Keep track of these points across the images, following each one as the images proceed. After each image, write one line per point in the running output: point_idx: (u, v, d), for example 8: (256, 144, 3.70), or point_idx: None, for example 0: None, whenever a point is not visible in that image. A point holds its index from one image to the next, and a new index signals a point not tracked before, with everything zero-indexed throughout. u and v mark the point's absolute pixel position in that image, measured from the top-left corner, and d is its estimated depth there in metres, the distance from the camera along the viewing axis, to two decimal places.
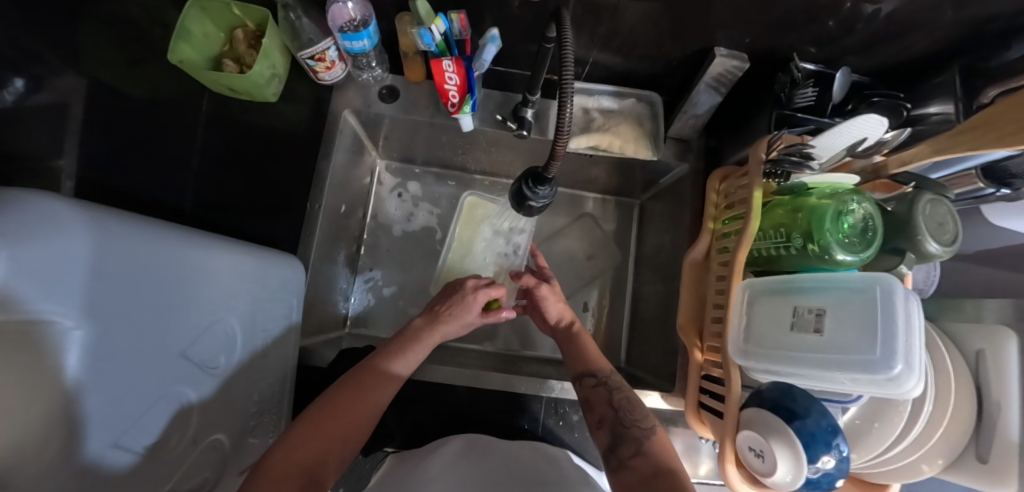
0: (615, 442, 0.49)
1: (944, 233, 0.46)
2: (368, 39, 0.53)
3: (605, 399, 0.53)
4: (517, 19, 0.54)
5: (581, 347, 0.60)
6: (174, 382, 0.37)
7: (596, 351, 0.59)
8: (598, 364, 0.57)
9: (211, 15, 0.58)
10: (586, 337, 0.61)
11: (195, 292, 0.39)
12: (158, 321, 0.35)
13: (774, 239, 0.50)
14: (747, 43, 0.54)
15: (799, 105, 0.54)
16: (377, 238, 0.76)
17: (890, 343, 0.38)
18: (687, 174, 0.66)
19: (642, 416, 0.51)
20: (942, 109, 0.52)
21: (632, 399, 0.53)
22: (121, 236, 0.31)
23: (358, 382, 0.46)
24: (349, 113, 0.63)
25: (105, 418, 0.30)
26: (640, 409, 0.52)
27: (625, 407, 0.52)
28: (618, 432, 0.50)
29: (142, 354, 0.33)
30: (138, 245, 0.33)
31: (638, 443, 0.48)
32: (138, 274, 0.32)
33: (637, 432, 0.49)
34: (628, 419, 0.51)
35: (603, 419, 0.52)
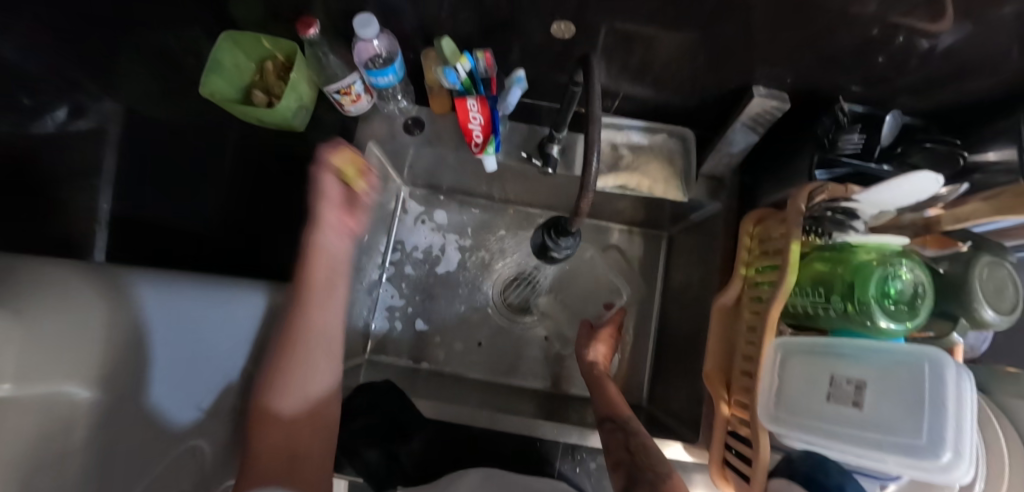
0: (630, 482, 0.45)
1: (1002, 300, 0.42)
2: (393, 76, 0.53)
3: (622, 443, 0.50)
4: (544, 54, 0.53)
5: (602, 389, 0.59)
6: (197, 398, 0.52)
7: (619, 398, 0.57)
8: (622, 410, 0.55)
9: (244, 48, 0.59)
10: (608, 381, 0.61)
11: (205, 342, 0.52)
12: (181, 353, 0.50)
13: (812, 296, 0.47)
14: (788, 82, 0.51)
15: (846, 152, 0.49)
16: (398, 264, 0.76)
17: (938, 429, 0.35)
18: (720, 213, 0.62)
19: (661, 462, 0.47)
20: (1002, 157, 0.47)
21: (649, 447, 0.49)
22: (152, 296, 0.49)
23: (268, 389, 0.50)
24: (374, 144, 0.62)
25: (160, 406, 0.49)
26: (659, 457, 0.48)
27: (644, 452, 0.48)
28: (635, 474, 0.45)
29: (170, 373, 0.50)
30: (169, 302, 0.50)
31: (653, 484, 0.44)
32: (163, 322, 0.49)
33: (653, 476, 0.45)
34: (644, 463, 0.47)
35: (620, 462, 0.48)
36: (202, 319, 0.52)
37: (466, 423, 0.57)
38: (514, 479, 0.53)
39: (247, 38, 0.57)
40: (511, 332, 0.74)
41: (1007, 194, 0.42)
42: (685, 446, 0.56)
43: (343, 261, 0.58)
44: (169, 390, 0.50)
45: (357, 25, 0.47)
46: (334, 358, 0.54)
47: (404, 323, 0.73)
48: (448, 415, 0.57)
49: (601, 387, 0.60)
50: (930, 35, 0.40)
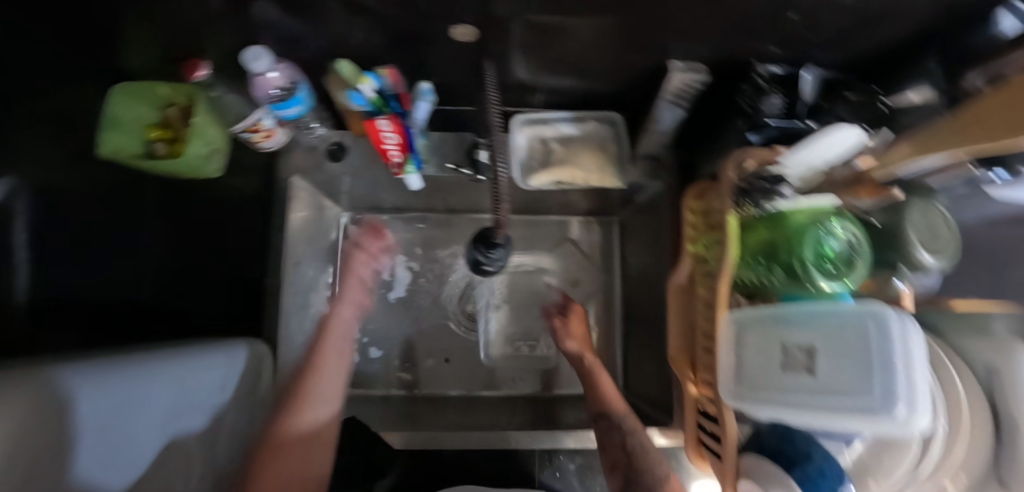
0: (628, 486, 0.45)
1: (938, 243, 0.42)
2: (300, 106, 0.52)
3: (618, 443, 0.49)
4: (452, 58, 0.50)
5: (596, 384, 0.57)
6: None
7: (614, 393, 0.55)
8: (616, 406, 0.53)
9: (136, 96, 0.55)
10: (598, 373, 0.58)
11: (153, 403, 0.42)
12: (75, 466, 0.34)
13: (754, 266, 0.47)
14: (703, 52, 0.48)
15: (770, 114, 0.49)
16: (352, 292, 0.74)
17: (889, 385, 0.34)
18: (663, 191, 0.62)
19: (658, 462, 0.46)
20: (921, 96, 0.47)
21: (647, 445, 0.48)
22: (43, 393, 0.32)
23: (273, 441, 0.47)
24: (298, 177, 0.60)
25: None
26: (658, 457, 0.47)
27: (641, 451, 0.47)
28: (630, 477, 0.45)
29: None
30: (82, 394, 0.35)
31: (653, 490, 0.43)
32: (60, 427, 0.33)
33: (652, 478, 0.44)
34: (641, 466, 0.46)
35: (616, 465, 0.48)
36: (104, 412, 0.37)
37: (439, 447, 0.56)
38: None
39: (136, 85, 0.54)
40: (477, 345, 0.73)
41: (924, 135, 0.40)
42: (661, 431, 0.56)
43: (341, 354, 0.55)
44: None
45: (246, 59, 0.45)
46: (320, 439, 0.49)
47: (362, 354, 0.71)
48: (418, 443, 0.56)
49: (590, 382, 0.57)
50: None
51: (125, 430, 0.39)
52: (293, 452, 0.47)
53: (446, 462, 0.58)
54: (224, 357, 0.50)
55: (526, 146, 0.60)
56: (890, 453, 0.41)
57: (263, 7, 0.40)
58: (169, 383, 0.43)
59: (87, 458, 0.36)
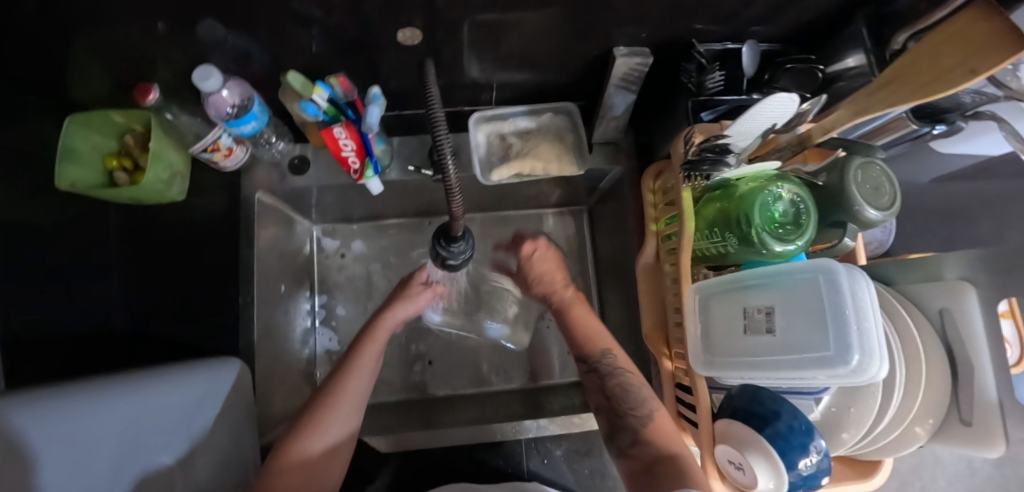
0: (613, 431, 0.49)
1: (881, 197, 0.43)
2: (256, 121, 0.52)
3: (599, 387, 0.53)
4: (403, 62, 0.51)
5: (570, 326, 0.58)
6: None
7: (586, 325, 0.57)
8: (591, 349, 0.54)
9: (96, 127, 0.56)
10: (573, 309, 0.59)
11: (103, 441, 0.37)
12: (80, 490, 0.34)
13: (711, 237, 0.48)
14: (645, 37, 0.50)
15: (712, 90, 0.50)
16: (330, 303, 0.76)
17: (842, 336, 0.36)
18: (622, 175, 0.65)
19: (641, 402, 0.49)
20: (858, 61, 0.50)
21: (627, 384, 0.51)
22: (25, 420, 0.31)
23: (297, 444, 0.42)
24: (263, 193, 0.63)
25: None
26: (639, 391, 0.50)
27: (621, 392, 0.50)
28: (614, 421, 0.49)
29: None
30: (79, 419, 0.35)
31: (634, 431, 0.47)
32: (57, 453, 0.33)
33: (633, 421, 0.48)
34: (623, 408, 0.49)
35: (601, 407, 0.52)
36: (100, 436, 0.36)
37: (427, 446, 0.57)
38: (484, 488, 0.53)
39: (96, 116, 0.55)
40: (458, 343, 0.74)
41: (862, 96, 0.44)
42: None
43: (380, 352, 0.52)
44: None
45: (196, 79, 0.45)
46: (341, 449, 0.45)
47: None
48: (404, 444, 0.56)
49: (562, 323, 0.59)
50: None
51: (81, 477, 0.34)
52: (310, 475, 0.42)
53: (437, 461, 0.58)
54: (180, 382, 0.45)
55: (487, 143, 0.62)
56: (857, 402, 0.43)
57: (209, 23, 0.41)
58: (113, 419, 0.38)
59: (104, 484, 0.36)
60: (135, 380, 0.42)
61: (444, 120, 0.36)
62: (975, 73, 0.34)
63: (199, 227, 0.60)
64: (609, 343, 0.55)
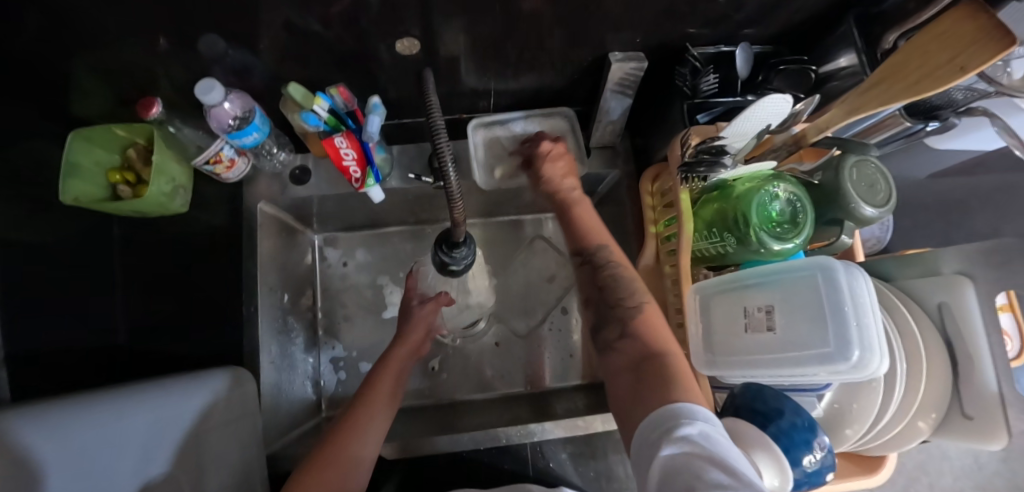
0: (602, 323, 0.48)
1: (877, 194, 0.44)
2: (257, 132, 0.53)
3: (592, 281, 0.51)
4: (401, 73, 0.52)
5: (573, 218, 0.54)
6: None
7: (595, 224, 0.54)
8: (590, 242, 0.52)
9: (97, 141, 0.56)
10: (576, 206, 0.55)
11: (120, 452, 0.37)
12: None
13: (710, 238, 0.49)
14: (639, 41, 0.51)
15: (707, 92, 0.51)
16: (334, 312, 0.76)
17: (842, 333, 0.37)
18: (620, 178, 0.66)
19: (631, 293, 0.47)
20: (850, 61, 0.50)
21: (619, 275, 0.49)
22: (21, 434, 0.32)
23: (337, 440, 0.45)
24: (265, 203, 0.63)
25: None
26: (632, 286, 0.48)
27: (614, 285, 0.48)
28: (603, 313, 0.48)
29: None
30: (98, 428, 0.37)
31: (624, 324, 0.45)
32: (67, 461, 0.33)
33: (624, 313, 0.46)
34: (612, 299, 0.48)
35: (591, 300, 0.50)
36: (112, 445, 0.37)
37: (433, 451, 0.57)
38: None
39: (98, 131, 0.56)
40: (462, 349, 0.74)
41: (853, 95, 0.45)
42: None
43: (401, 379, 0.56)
44: None
45: (198, 93, 0.45)
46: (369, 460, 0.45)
47: (348, 371, 0.74)
48: (411, 450, 0.56)
49: (564, 217, 0.55)
50: None
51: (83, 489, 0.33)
52: (342, 467, 0.42)
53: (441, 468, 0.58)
54: (192, 392, 0.46)
55: (485, 149, 0.63)
56: (860, 397, 0.43)
57: (210, 38, 0.42)
58: (116, 433, 0.38)
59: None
60: (131, 395, 0.42)
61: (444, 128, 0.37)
62: (964, 71, 0.35)
63: (201, 238, 0.61)
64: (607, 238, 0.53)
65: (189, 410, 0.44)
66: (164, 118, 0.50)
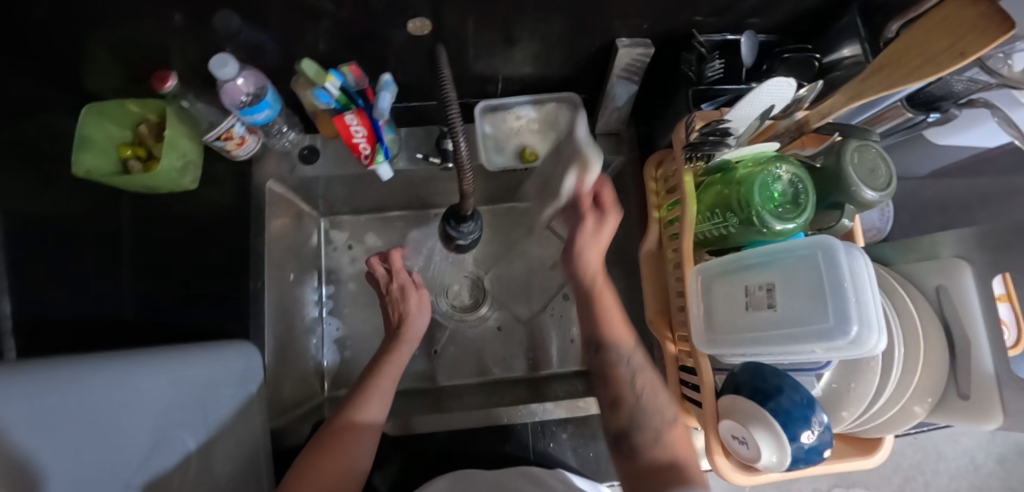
0: (629, 428, 0.51)
1: (877, 179, 0.45)
2: (269, 109, 0.53)
3: (624, 380, 0.54)
4: (411, 55, 0.53)
5: (599, 308, 0.58)
6: None
7: (618, 312, 0.57)
8: (617, 338, 0.56)
9: (112, 117, 0.58)
10: (602, 295, 0.59)
11: (141, 408, 0.37)
12: (113, 448, 0.34)
13: (714, 220, 0.50)
14: (646, 28, 0.52)
15: (712, 79, 0.52)
16: (338, 295, 0.77)
17: (842, 308, 0.37)
18: (624, 166, 0.67)
19: (665, 406, 0.51)
20: (853, 52, 0.50)
21: (652, 386, 0.53)
22: (68, 372, 0.32)
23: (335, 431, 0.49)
24: (273, 182, 0.64)
25: None
26: (665, 396, 0.52)
27: (648, 393, 0.52)
28: (638, 417, 0.51)
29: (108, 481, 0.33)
30: (128, 380, 0.37)
31: (655, 439, 0.50)
32: (102, 407, 0.33)
33: (658, 424, 0.50)
34: (651, 405, 0.52)
35: (620, 400, 0.53)
36: (136, 401, 0.37)
37: (435, 428, 0.59)
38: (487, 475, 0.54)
39: (111, 106, 0.57)
40: (464, 332, 0.75)
41: (854, 82, 0.45)
42: None
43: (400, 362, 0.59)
44: None
45: (213, 67, 0.46)
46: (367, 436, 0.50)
47: (351, 352, 0.75)
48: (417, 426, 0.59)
49: (592, 309, 0.59)
50: None
51: (116, 438, 0.34)
52: (343, 454, 0.47)
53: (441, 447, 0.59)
54: (199, 361, 0.46)
55: (493, 134, 0.64)
56: (858, 377, 0.44)
57: (225, 14, 0.43)
58: (148, 388, 0.39)
59: (136, 448, 0.36)
60: (150, 354, 0.42)
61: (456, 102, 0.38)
62: (963, 56, 0.36)
63: (210, 215, 0.61)
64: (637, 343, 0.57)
65: (194, 378, 0.45)
66: (177, 92, 0.51)
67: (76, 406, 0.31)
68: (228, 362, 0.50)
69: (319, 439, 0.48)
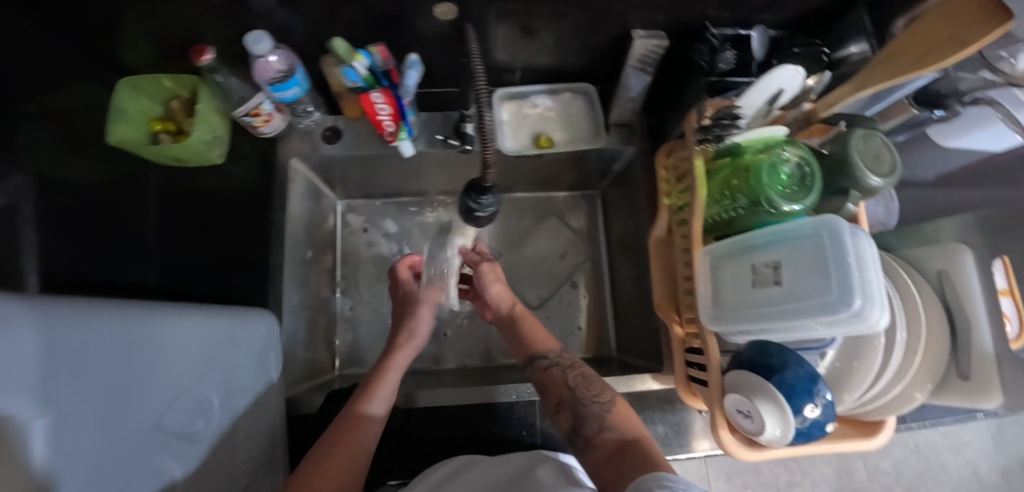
0: (578, 424, 0.52)
1: (881, 165, 0.46)
2: (297, 87, 0.56)
3: (561, 381, 0.56)
4: (434, 40, 0.55)
5: (526, 328, 0.63)
6: (154, 456, 0.36)
7: (540, 333, 0.63)
8: (544, 347, 0.60)
9: (145, 91, 0.60)
10: (525, 317, 0.65)
11: (170, 357, 0.40)
12: (139, 391, 0.36)
13: (722, 203, 0.51)
14: (661, 20, 0.54)
15: (723, 70, 0.54)
16: (351, 277, 0.78)
17: (846, 283, 0.38)
18: (635, 156, 0.69)
19: (602, 390, 0.53)
20: (861, 49, 0.52)
21: (587, 374, 0.56)
22: (107, 313, 0.34)
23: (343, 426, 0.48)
24: (297, 160, 0.66)
25: (104, 467, 0.31)
26: (597, 384, 0.55)
27: (582, 387, 0.54)
28: (579, 411, 0.52)
29: (133, 421, 0.35)
30: (161, 328, 0.39)
31: (600, 420, 0.51)
32: (131, 351, 0.35)
33: (597, 408, 0.52)
34: (587, 396, 0.53)
35: (563, 401, 0.54)
36: (165, 349, 0.39)
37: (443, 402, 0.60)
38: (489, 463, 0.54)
39: (145, 80, 0.60)
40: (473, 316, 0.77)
41: (862, 73, 0.47)
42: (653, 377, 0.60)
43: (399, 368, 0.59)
44: (124, 443, 0.34)
45: (248, 43, 0.49)
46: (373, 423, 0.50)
47: (363, 332, 0.76)
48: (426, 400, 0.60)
49: (519, 330, 0.64)
50: None
51: (146, 381, 0.37)
52: (355, 445, 0.46)
53: (448, 423, 0.60)
54: (225, 321, 0.48)
55: (509, 121, 0.66)
56: (861, 355, 0.45)
57: None
58: (178, 338, 0.41)
59: (164, 391, 0.38)
60: (184, 308, 0.44)
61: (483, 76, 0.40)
62: (965, 46, 0.38)
63: (234, 190, 0.64)
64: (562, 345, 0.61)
65: (220, 336, 0.47)
66: (213, 65, 0.54)
67: (115, 345, 0.34)
68: (250, 326, 0.52)
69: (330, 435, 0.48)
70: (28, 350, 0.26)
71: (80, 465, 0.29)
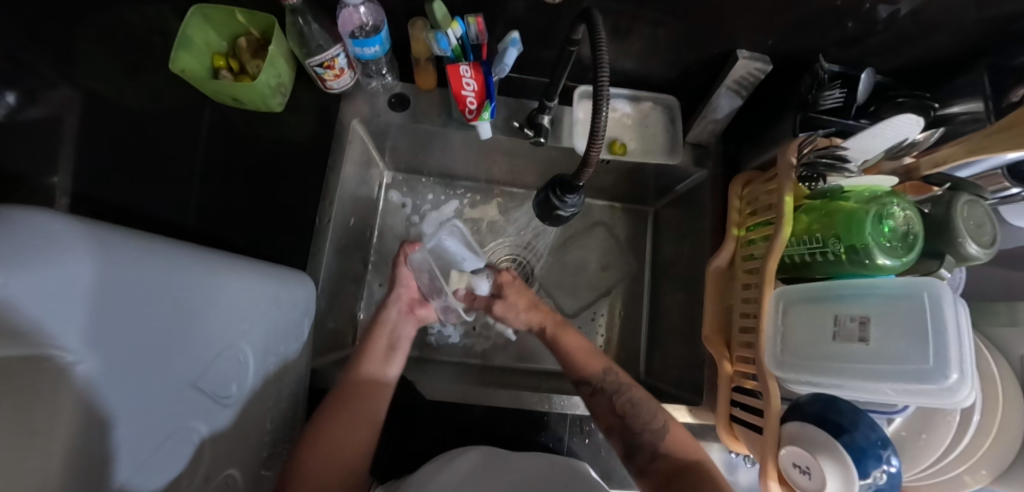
0: (631, 449, 0.51)
1: (983, 235, 0.44)
2: (379, 46, 0.52)
3: (610, 407, 0.54)
4: (531, 24, 0.53)
5: (568, 351, 0.60)
6: (185, 416, 0.34)
7: (582, 353, 0.59)
8: (590, 371, 0.57)
9: (214, 23, 0.55)
10: (567, 337, 0.61)
11: (218, 311, 0.37)
12: (183, 344, 0.33)
13: (808, 244, 0.48)
14: (770, 44, 0.53)
15: (825, 108, 0.51)
16: (385, 252, 0.76)
17: (943, 352, 0.36)
18: (706, 180, 0.66)
19: (654, 417, 0.52)
20: (967, 109, 0.50)
21: (636, 401, 0.54)
22: (166, 255, 0.31)
23: (347, 401, 0.49)
24: (357, 121, 0.63)
25: (136, 423, 0.29)
26: (649, 408, 0.53)
27: (631, 415, 0.53)
28: (631, 441, 0.52)
29: (173, 375, 0.32)
30: (215, 280, 0.36)
31: (654, 447, 0.50)
32: (185, 298, 0.32)
33: (651, 437, 0.51)
34: (637, 425, 0.52)
35: (612, 428, 0.54)
36: (216, 302, 0.36)
37: (472, 402, 0.58)
38: (513, 459, 0.49)
39: (217, 11, 0.54)
40: None
41: (979, 135, 0.43)
42: (689, 409, 0.58)
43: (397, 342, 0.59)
44: (159, 398, 0.31)
45: None
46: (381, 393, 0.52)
47: None
48: (451, 394, 0.58)
49: (559, 352, 0.60)
50: (890, 1, 0.44)
51: (191, 333, 0.34)
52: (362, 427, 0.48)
53: (477, 425, 0.58)
54: (275, 281, 0.46)
55: (587, 120, 0.60)
56: (929, 428, 0.44)
57: None
58: (231, 293, 0.38)
59: (205, 347, 0.36)
60: (236, 261, 0.42)
61: (605, 62, 0.38)
62: None
63: (288, 142, 0.61)
64: (607, 362, 0.58)
65: (268, 295, 0.44)
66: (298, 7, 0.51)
67: (171, 292, 0.31)
68: (296, 290, 0.50)
69: (337, 402, 0.49)
70: (87, 284, 0.23)
71: (117, 417, 0.26)
